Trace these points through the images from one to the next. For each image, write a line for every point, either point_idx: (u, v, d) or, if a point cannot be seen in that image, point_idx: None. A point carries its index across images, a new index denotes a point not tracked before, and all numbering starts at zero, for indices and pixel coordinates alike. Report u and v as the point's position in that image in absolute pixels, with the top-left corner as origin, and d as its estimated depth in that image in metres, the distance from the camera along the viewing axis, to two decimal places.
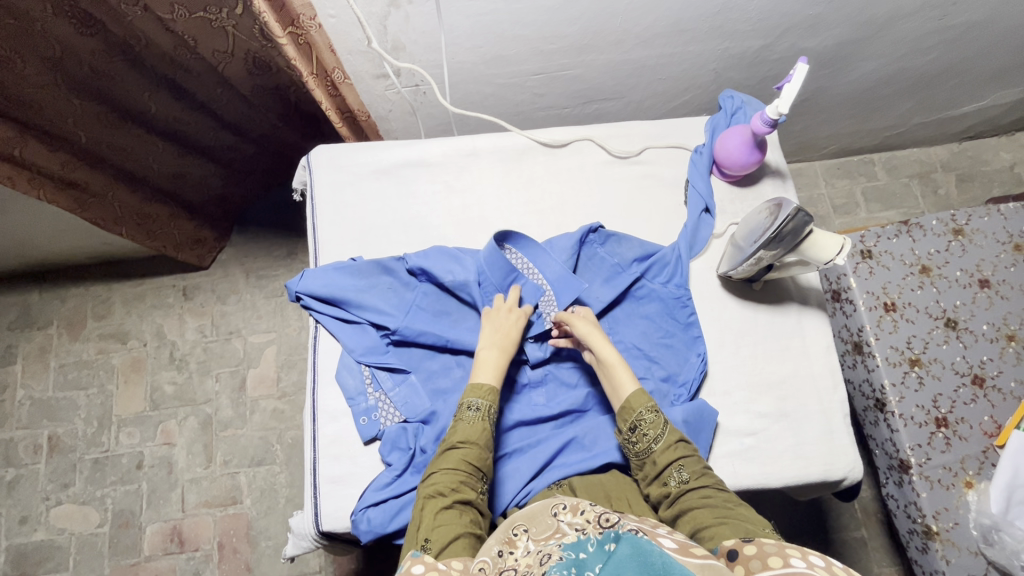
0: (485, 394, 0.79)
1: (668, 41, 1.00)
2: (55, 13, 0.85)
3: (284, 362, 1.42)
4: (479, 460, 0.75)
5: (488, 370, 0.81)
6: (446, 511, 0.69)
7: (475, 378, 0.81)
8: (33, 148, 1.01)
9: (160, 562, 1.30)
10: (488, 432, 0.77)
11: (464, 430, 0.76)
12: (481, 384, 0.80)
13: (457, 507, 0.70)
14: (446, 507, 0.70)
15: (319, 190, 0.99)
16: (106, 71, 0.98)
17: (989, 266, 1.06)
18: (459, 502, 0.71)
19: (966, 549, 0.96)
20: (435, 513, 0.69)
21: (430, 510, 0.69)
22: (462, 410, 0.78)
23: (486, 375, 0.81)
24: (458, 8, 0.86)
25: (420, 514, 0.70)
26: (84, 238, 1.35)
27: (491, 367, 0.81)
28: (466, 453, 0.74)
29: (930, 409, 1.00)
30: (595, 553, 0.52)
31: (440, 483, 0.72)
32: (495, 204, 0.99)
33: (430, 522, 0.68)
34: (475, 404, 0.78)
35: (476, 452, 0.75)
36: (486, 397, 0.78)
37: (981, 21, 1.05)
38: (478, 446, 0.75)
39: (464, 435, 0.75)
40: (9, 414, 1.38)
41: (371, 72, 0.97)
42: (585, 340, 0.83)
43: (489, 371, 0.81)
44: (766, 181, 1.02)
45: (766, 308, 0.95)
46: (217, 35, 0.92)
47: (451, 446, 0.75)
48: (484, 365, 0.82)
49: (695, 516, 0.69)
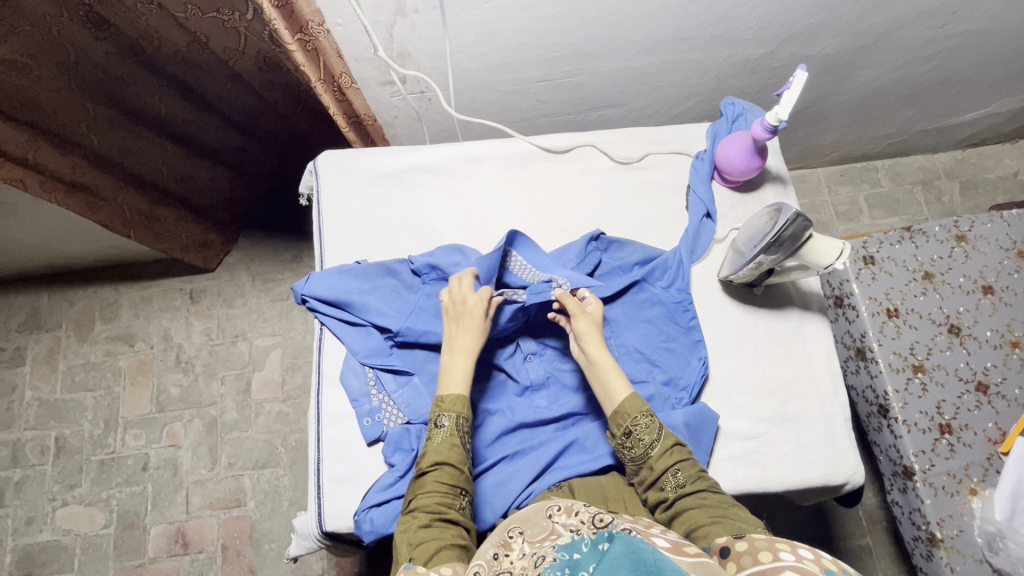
0: (449, 408, 0.78)
1: (669, 49, 1.01)
2: (72, 18, 0.87)
3: (289, 365, 1.43)
4: (453, 478, 0.74)
5: (455, 379, 0.80)
6: (426, 528, 0.69)
7: (443, 389, 0.80)
8: (44, 152, 1.02)
9: (164, 563, 1.30)
10: (458, 448, 0.77)
11: (433, 452, 0.76)
12: (444, 397, 0.79)
13: (437, 524, 0.70)
14: (426, 525, 0.70)
15: (324, 195, 1.00)
16: (119, 75, 1.00)
17: (992, 273, 1.06)
18: (438, 518, 0.70)
19: (970, 557, 0.96)
20: (415, 531, 0.69)
21: (410, 530, 0.69)
22: (430, 429, 0.78)
23: (453, 386, 0.80)
24: (463, 17, 0.88)
25: (400, 536, 0.70)
26: (95, 241, 1.37)
27: (457, 375, 0.81)
28: (438, 474, 0.74)
29: (934, 415, 1.00)
30: (589, 553, 0.54)
31: (418, 506, 0.72)
32: (498, 209, 1.01)
33: (411, 539, 0.68)
34: (442, 421, 0.77)
35: (449, 470, 0.75)
36: (451, 410, 0.78)
37: (980, 30, 1.06)
38: (449, 465, 0.75)
39: (433, 458, 0.75)
40: (18, 415, 1.40)
41: (378, 79, 0.98)
42: (580, 338, 0.83)
43: (455, 381, 0.80)
44: (768, 187, 1.03)
45: (768, 312, 0.95)
46: (228, 40, 0.94)
47: (422, 472, 0.75)
48: (451, 372, 0.81)
49: (689, 516, 0.70)
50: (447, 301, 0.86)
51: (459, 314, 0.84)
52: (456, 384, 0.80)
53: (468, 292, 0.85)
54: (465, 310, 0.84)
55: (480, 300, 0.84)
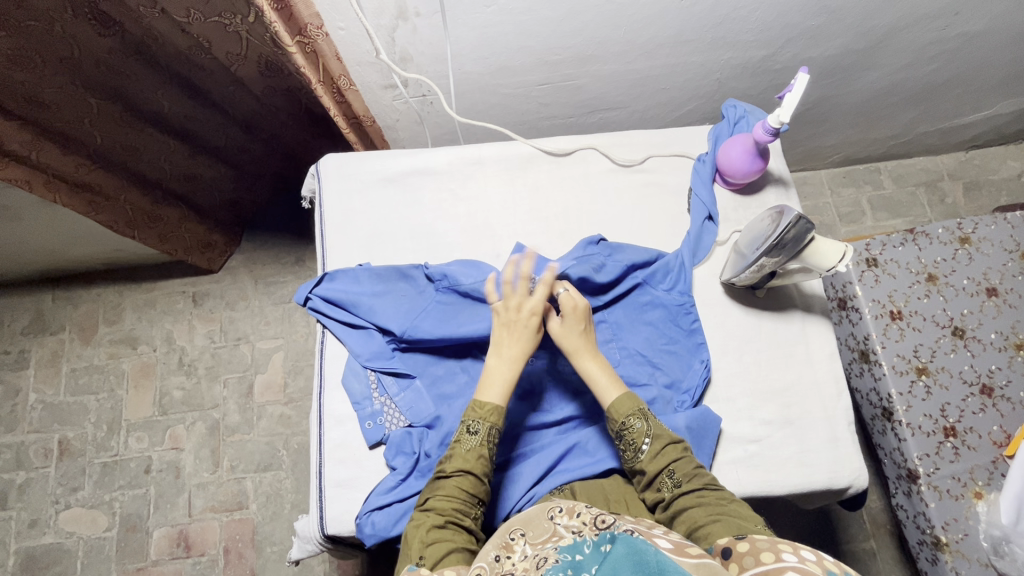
0: (485, 415, 0.77)
1: (671, 52, 1.01)
2: (75, 15, 0.87)
3: (291, 367, 1.43)
4: (474, 487, 0.74)
5: (495, 386, 0.78)
6: (439, 529, 0.69)
7: (483, 395, 0.78)
8: (47, 151, 1.04)
9: (166, 566, 1.30)
10: (483, 459, 0.75)
11: (459, 458, 0.75)
12: (485, 403, 0.77)
13: (451, 527, 0.69)
14: (439, 526, 0.69)
15: (327, 198, 1.00)
16: (122, 71, 1.00)
17: (997, 275, 1.05)
18: (453, 522, 0.70)
19: (977, 561, 0.95)
20: (428, 530, 0.68)
21: (423, 527, 0.69)
22: (462, 433, 0.77)
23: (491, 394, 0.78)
24: (464, 21, 0.88)
25: (412, 532, 0.69)
26: (98, 245, 1.37)
27: (497, 382, 0.79)
28: (460, 481, 0.73)
29: (938, 419, 1.00)
30: (591, 555, 0.54)
31: (433, 506, 0.71)
32: (500, 212, 1.01)
33: (424, 538, 0.67)
34: (474, 426, 0.76)
35: (471, 480, 0.74)
36: (489, 419, 0.77)
37: (982, 31, 1.06)
38: (472, 474, 0.74)
39: (459, 464, 0.74)
40: (21, 418, 1.40)
41: (380, 83, 0.99)
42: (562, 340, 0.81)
43: (496, 388, 0.78)
44: (769, 190, 1.03)
45: (769, 315, 0.95)
46: (231, 40, 0.92)
47: (445, 475, 0.74)
48: (492, 379, 0.79)
49: (690, 515, 0.69)
50: (498, 305, 0.82)
51: (511, 323, 0.81)
52: (494, 391, 0.78)
53: (522, 300, 0.81)
54: (519, 317, 0.81)
55: (535, 309, 0.81)
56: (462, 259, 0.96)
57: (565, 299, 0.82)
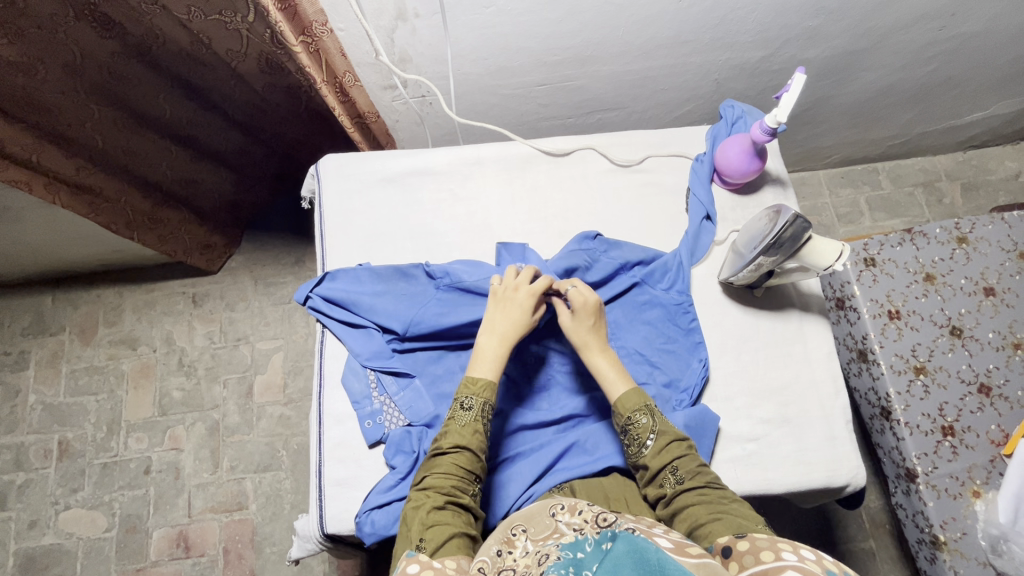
0: (478, 391, 0.77)
1: (669, 52, 1.01)
2: (77, 19, 0.88)
3: (290, 368, 1.44)
4: (470, 463, 0.74)
5: (486, 362, 0.79)
6: (439, 511, 0.68)
7: (472, 371, 0.79)
8: (48, 154, 1.04)
9: (166, 566, 1.31)
10: (478, 435, 0.76)
11: (455, 434, 0.75)
12: (477, 379, 0.78)
13: (450, 507, 0.70)
14: (439, 507, 0.69)
15: (326, 197, 1.01)
16: (123, 75, 1.00)
17: (994, 275, 1.06)
18: (451, 502, 0.70)
19: (975, 560, 0.95)
20: (428, 512, 0.68)
21: (422, 509, 0.69)
22: (455, 409, 0.77)
23: (482, 370, 0.79)
24: (463, 22, 0.89)
25: (412, 513, 0.69)
26: (98, 246, 1.38)
27: (488, 358, 0.79)
28: (457, 458, 0.73)
29: (936, 418, 1.00)
30: (593, 553, 0.54)
31: (430, 485, 0.71)
32: (499, 212, 1.01)
33: (423, 520, 0.68)
34: (468, 401, 0.77)
35: (468, 456, 0.74)
36: (481, 394, 0.77)
37: (979, 32, 1.06)
38: (468, 450, 0.74)
39: (455, 439, 0.75)
40: (21, 418, 1.40)
41: (379, 84, 1.00)
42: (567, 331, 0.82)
43: (487, 364, 0.79)
44: (767, 189, 1.03)
45: (767, 314, 0.96)
46: (231, 40, 0.93)
47: (442, 452, 0.74)
48: (483, 355, 0.80)
49: (691, 513, 0.69)
50: (497, 284, 0.85)
51: (504, 300, 0.83)
52: (483, 366, 0.79)
53: (522, 281, 0.84)
54: (515, 298, 0.82)
55: (530, 293, 0.82)
56: (462, 259, 0.97)
57: (575, 295, 0.83)
